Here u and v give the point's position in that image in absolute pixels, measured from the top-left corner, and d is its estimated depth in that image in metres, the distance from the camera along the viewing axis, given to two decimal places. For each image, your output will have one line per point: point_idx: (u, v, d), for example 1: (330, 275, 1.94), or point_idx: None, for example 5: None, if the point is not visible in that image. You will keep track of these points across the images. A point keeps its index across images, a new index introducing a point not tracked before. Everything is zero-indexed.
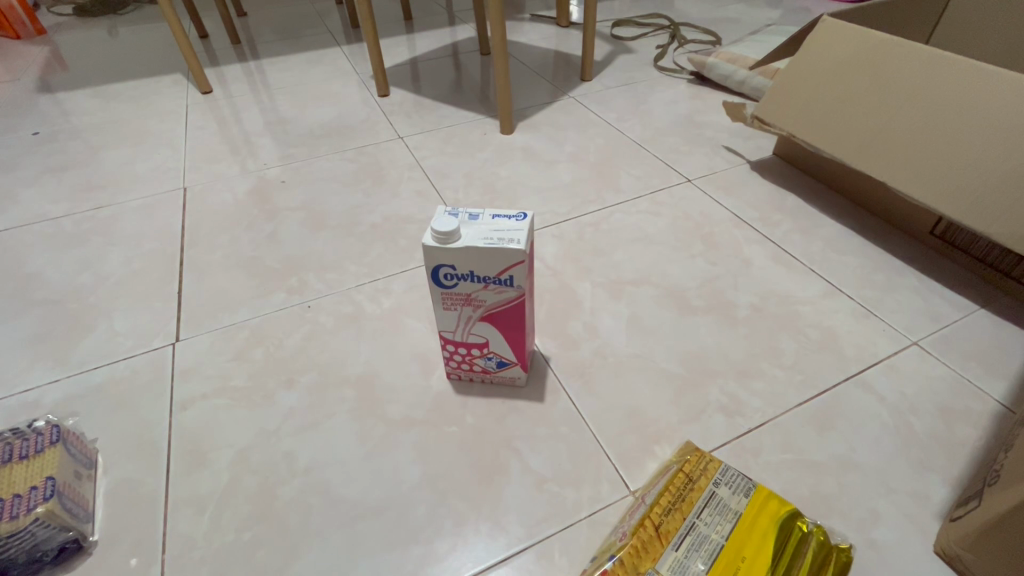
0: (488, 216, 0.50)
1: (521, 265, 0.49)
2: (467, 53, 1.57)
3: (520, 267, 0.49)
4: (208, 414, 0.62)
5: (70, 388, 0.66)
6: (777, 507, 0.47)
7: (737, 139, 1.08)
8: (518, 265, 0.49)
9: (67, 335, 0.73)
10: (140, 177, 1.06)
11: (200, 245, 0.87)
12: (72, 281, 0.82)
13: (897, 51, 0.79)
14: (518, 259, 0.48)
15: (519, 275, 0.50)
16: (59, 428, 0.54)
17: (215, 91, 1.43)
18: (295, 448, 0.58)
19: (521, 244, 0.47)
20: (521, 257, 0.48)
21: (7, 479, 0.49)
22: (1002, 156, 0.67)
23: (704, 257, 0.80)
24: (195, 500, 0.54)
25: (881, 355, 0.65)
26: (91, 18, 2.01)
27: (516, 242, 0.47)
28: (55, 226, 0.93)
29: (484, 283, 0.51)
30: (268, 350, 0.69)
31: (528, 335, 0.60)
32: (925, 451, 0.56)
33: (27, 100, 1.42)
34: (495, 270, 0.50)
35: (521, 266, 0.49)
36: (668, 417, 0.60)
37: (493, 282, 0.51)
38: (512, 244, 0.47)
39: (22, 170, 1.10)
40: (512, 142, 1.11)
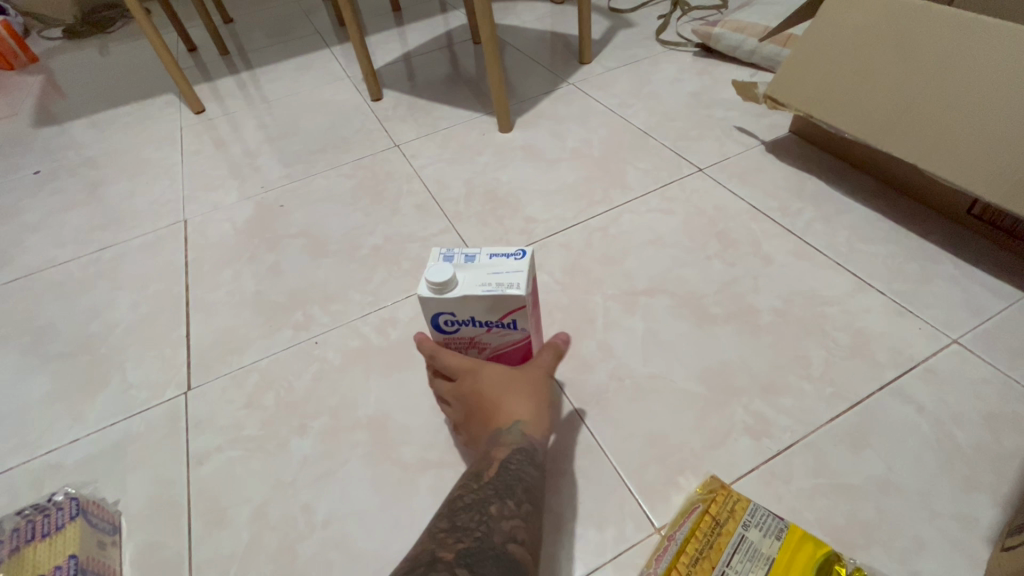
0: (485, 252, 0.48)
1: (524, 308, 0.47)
2: (460, 43, 1.51)
3: (520, 309, 0.46)
4: (224, 468, 0.62)
5: (90, 447, 0.66)
6: (813, 549, 0.44)
7: (750, 117, 1.02)
8: (522, 310, 0.46)
9: (83, 391, 0.73)
10: (141, 213, 1.05)
11: (204, 282, 0.87)
12: (83, 331, 0.82)
13: (921, 17, 0.72)
14: (520, 305, 0.46)
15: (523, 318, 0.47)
16: (78, 500, 0.55)
17: (207, 110, 1.40)
18: (312, 500, 0.58)
19: (521, 289, 0.44)
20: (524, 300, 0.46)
21: (32, 560, 0.50)
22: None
23: (720, 258, 0.76)
24: (218, 561, 0.54)
25: (918, 358, 0.61)
26: (81, 39, 1.99)
27: (513, 286, 0.44)
28: (63, 273, 0.93)
29: (486, 327, 0.49)
30: (279, 394, 0.68)
31: None
32: (971, 466, 0.52)
33: (27, 136, 1.42)
34: (496, 315, 0.47)
35: (521, 308, 0.46)
36: (692, 442, 0.57)
37: (495, 326, 0.48)
38: (513, 289, 0.44)
39: (26, 214, 1.10)
40: (512, 141, 1.07)
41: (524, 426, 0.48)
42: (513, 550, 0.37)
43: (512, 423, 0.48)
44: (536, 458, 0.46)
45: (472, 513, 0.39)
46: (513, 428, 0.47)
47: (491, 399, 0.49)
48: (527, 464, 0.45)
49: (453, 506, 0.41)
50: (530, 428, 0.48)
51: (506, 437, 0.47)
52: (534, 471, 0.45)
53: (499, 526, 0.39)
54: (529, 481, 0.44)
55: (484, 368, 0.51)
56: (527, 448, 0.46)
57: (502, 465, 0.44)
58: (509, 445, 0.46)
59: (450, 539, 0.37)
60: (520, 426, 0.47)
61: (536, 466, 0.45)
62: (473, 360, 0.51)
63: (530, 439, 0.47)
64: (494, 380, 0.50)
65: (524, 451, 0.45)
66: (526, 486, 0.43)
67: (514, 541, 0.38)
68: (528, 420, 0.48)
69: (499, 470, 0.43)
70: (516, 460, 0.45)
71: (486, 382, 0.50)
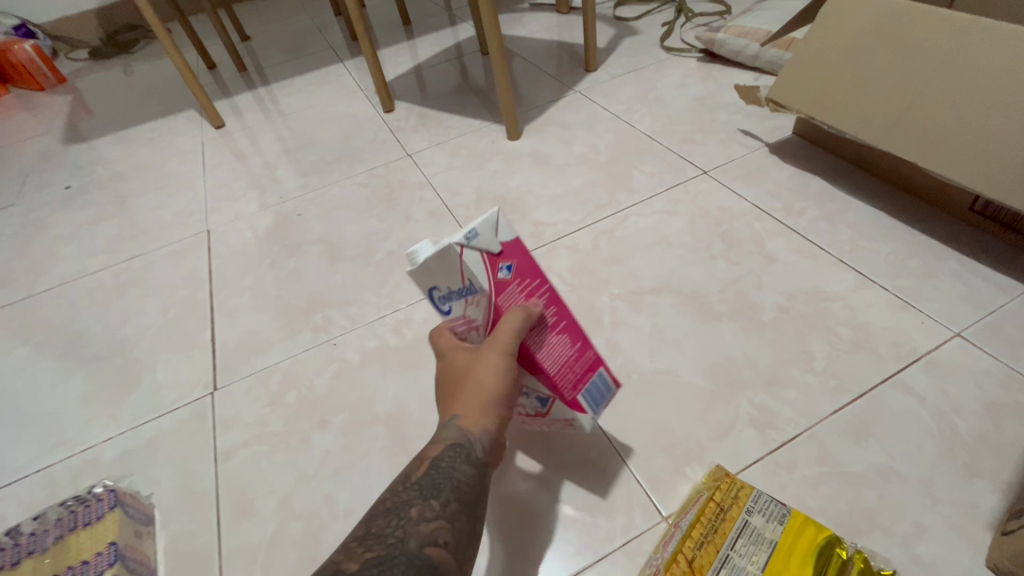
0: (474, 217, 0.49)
1: (485, 261, 0.45)
2: (469, 55, 1.55)
3: (478, 261, 0.45)
4: (250, 462, 0.65)
5: (124, 444, 0.70)
6: (814, 533, 0.45)
7: (753, 120, 1.04)
8: (482, 261, 0.45)
9: (116, 391, 0.77)
10: (166, 223, 1.10)
11: (228, 288, 0.91)
12: (115, 335, 0.86)
13: (920, 20, 0.74)
14: (474, 254, 0.44)
15: (488, 273, 0.46)
16: (116, 492, 0.58)
17: (227, 124, 1.46)
18: (333, 492, 0.61)
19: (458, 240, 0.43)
20: (479, 248, 0.44)
21: (76, 546, 0.53)
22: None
23: (725, 257, 0.78)
24: (247, 549, 0.57)
25: (920, 351, 0.62)
26: (106, 60, 2.07)
27: (459, 232, 0.44)
28: (94, 282, 0.98)
29: (462, 299, 0.47)
30: (301, 392, 0.71)
31: (557, 359, 0.49)
32: (972, 454, 0.53)
33: (57, 153, 1.49)
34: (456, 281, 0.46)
35: (479, 260, 0.45)
36: (698, 435, 0.59)
37: (465, 295, 0.47)
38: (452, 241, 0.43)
39: (59, 227, 1.15)
40: (521, 148, 1.10)
41: (463, 421, 0.46)
42: (430, 553, 0.36)
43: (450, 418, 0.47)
44: (469, 456, 0.44)
45: (390, 518, 0.38)
46: (449, 424, 0.46)
47: (444, 390, 0.49)
48: (458, 460, 0.43)
49: (374, 511, 0.39)
50: (469, 423, 0.46)
51: (441, 437, 0.46)
52: (467, 468, 0.43)
53: (412, 531, 0.37)
54: (458, 479, 0.42)
55: (450, 353, 0.51)
56: (462, 446, 0.45)
57: (431, 465, 0.43)
58: (442, 443, 0.45)
59: (360, 548, 0.36)
60: (456, 422, 0.46)
61: (471, 463, 0.44)
62: (444, 343, 0.51)
63: (466, 435, 0.45)
64: (451, 368, 0.50)
65: (457, 448, 0.44)
66: (455, 486, 0.42)
67: (433, 544, 0.37)
68: (468, 413, 0.46)
69: (428, 472, 0.42)
70: (446, 457, 0.43)
71: (445, 367, 0.50)
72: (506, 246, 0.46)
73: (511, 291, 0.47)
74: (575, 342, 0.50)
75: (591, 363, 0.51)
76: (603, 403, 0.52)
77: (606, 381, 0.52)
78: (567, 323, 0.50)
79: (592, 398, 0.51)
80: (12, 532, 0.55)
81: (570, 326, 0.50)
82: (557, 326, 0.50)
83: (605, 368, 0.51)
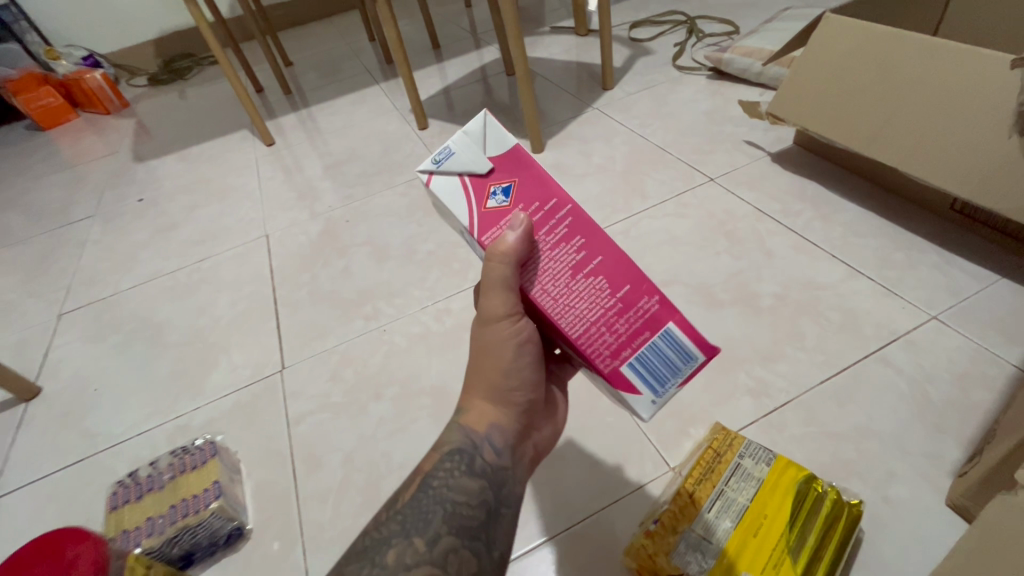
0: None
1: (468, 183, 0.41)
2: (494, 76, 1.69)
3: (456, 185, 0.41)
4: (317, 426, 0.76)
5: (210, 412, 0.82)
6: (795, 472, 0.55)
7: (757, 132, 1.13)
8: (464, 185, 0.41)
9: (199, 370, 0.90)
10: (229, 230, 1.24)
11: (288, 284, 1.03)
12: (194, 325, 0.99)
13: (899, 42, 0.83)
14: (449, 177, 0.41)
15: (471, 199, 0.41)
16: (214, 443, 0.70)
17: (277, 142, 1.61)
18: (390, 449, 0.72)
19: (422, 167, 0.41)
20: (455, 168, 0.40)
21: (187, 484, 0.65)
22: (994, 135, 0.72)
23: (728, 253, 0.87)
24: (319, 494, 0.69)
25: (900, 331, 0.71)
26: (163, 85, 2.27)
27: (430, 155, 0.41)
28: (172, 280, 1.12)
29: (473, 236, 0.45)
30: (357, 370, 0.83)
31: (573, 315, 0.41)
32: (941, 416, 0.62)
33: (127, 170, 1.66)
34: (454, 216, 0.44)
35: (460, 182, 0.41)
36: (702, 402, 0.68)
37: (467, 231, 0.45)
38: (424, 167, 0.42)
39: (136, 234, 1.31)
40: (544, 160, 1.21)
41: (467, 419, 0.45)
42: None
43: (453, 420, 0.45)
44: (469, 466, 0.42)
45: (365, 563, 0.35)
46: (452, 427, 0.45)
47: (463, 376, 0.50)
48: (456, 473, 0.42)
49: (349, 553, 0.36)
50: (472, 418, 0.45)
51: (440, 444, 0.44)
52: (465, 482, 0.41)
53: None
54: (454, 499, 0.40)
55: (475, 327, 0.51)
56: (460, 454, 0.43)
57: (423, 484, 0.41)
58: (440, 453, 0.43)
59: None
60: (458, 422, 0.45)
61: (470, 474, 0.42)
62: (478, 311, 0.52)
63: (468, 439, 0.44)
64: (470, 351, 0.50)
65: (456, 457, 0.43)
66: (448, 511, 0.39)
67: None
68: (472, 409, 0.45)
69: (417, 494, 0.40)
70: (442, 471, 0.42)
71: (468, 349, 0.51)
72: (498, 164, 0.40)
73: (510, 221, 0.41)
74: (618, 290, 0.40)
75: (650, 318, 0.41)
76: (671, 382, 0.42)
77: (681, 343, 0.41)
78: (605, 262, 0.40)
79: (649, 368, 0.41)
80: (134, 474, 0.68)
81: (609, 264, 0.40)
82: (586, 266, 0.40)
83: (676, 325, 0.41)
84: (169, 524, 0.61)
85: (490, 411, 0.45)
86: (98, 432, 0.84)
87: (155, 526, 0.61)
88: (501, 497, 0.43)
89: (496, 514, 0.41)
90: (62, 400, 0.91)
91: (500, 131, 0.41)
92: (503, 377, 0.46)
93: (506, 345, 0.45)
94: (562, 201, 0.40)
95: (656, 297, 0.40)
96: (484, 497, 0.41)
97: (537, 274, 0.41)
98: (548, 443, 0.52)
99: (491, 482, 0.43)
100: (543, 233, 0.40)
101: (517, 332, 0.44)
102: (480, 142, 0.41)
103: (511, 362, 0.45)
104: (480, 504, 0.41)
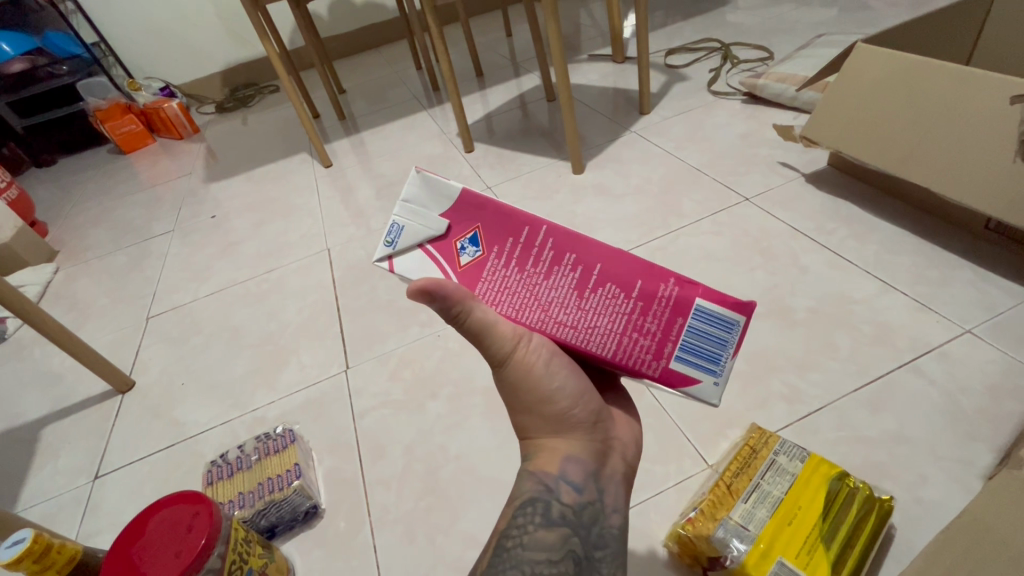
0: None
1: (433, 251, 0.38)
2: (535, 102, 1.79)
3: (421, 258, 0.38)
4: (380, 421, 0.84)
5: (283, 406, 0.91)
6: (827, 469, 0.59)
7: (792, 154, 1.18)
8: (429, 255, 0.38)
9: (272, 369, 1.00)
10: (294, 244, 1.36)
11: (349, 293, 1.13)
12: (266, 329, 1.10)
13: (927, 71, 0.87)
14: (410, 254, 0.38)
15: (443, 264, 0.38)
16: (292, 432, 0.80)
17: (334, 164, 1.74)
18: (447, 442, 0.79)
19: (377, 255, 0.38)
20: (413, 242, 0.38)
21: (272, 465, 0.75)
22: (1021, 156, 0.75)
23: (764, 268, 0.92)
24: (384, 480, 0.76)
25: (933, 344, 0.74)
26: (228, 112, 2.47)
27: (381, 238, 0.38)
28: (244, 289, 1.24)
29: None
30: (414, 370, 0.91)
31: (596, 328, 0.41)
32: (974, 424, 0.65)
33: (199, 190, 1.82)
34: None
35: (425, 253, 0.38)
36: (739, 406, 0.72)
37: None
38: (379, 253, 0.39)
39: (210, 248, 1.44)
40: (584, 181, 1.28)
41: (537, 466, 0.45)
42: None
43: (527, 466, 0.46)
44: (544, 518, 0.44)
45: None
46: (527, 474, 0.46)
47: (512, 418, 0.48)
48: (533, 528, 0.43)
49: None
50: (541, 463, 0.45)
51: (515, 496, 0.46)
52: (544, 534, 0.43)
53: None
54: (533, 556, 0.42)
55: None
56: (535, 504, 0.44)
57: (501, 547, 0.43)
58: (517, 505, 0.45)
59: None
60: (529, 471, 0.46)
61: (547, 526, 0.43)
62: None
63: (541, 487, 0.45)
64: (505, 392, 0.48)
65: (531, 510, 0.44)
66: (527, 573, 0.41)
67: None
68: (539, 454, 0.46)
69: (496, 559, 0.43)
70: (519, 527, 0.44)
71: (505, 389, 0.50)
72: (453, 218, 0.38)
73: (493, 266, 0.39)
74: (631, 290, 0.40)
75: (676, 303, 0.40)
76: (725, 355, 0.41)
77: (715, 314, 0.41)
78: (607, 268, 0.40)
79: (693, 352, 0.41)
80: (225, 456, 0.79)
81: (610, 268, 0.40)
82: (590, 281, 0.40)
83: (704, 299, 0.40)
84: (258, 498, 0.71)
85: (558, 446, 0.45)
86: (186, 421, 0.95)
87: (246, 499, 0.71)
88: (590, 541, 0.44)
89: (585, 561, 0.43)
90: (153, 392, 1.03)
91: (438, 185, 0.38)
92: (551, 407, 0.44)
93: (541, 376, 0.42)
94: (536, 225, 0.39)
95: (671, 281, 0.40)
96: (566, 548, 0.43)
97: (544, 307, 0.40)
98: (632, 449, 0.49)
99: (575, 526, 0.44)
100: (532, 266, 0.39)
101: (543, 359, 0.42)
102: (424, 201, 0.38)
103: (554, 389, 0.43)
104: (564, 556, 0.43)
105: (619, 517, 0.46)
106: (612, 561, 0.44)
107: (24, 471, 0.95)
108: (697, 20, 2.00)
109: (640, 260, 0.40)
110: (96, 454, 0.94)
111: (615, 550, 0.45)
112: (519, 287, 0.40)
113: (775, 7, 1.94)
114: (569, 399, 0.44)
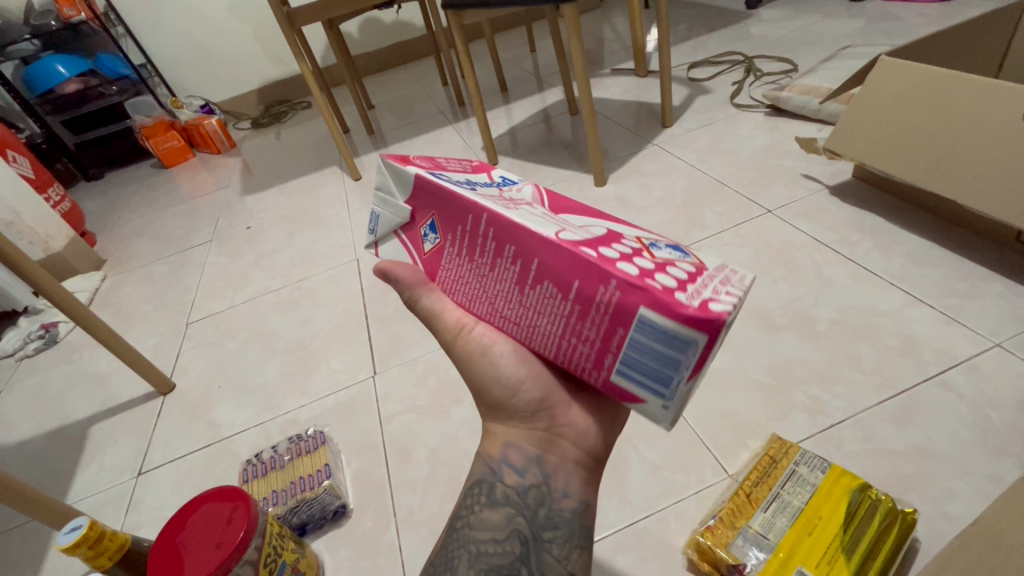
0: (423, 160, 0.44)
1: (404, 237, 0.42)
2: (558, 116, 1.82)
3: (396, 244, 0.43)
4: (405, 425, 0.87)
5: (312, 410, 0.95)
6: (849, 481, 0.60)
7: (816, 166, 1.18)
8: (402, 241, 0.43)
9: (303, 375, 1.04)
10: (323, 254, 1.41)
11: (376, 301, 1.17)
12: (297, 335, 1.15)
13: (953, 85, 0.86)
14: (389, 240, 0.43)
15: (412, 250, 0.42)
16: (322, 434, 0.84)
17: (362, 177, 1.80)
18: (470, 446, 0.81)
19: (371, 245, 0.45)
20: (386, 229, 0.43)
21: (304, 465, 0.79)
22: None
23: (786, 280, 0.92)
24: (409, 482, 0.79)
25: (962, 357, 0.73)
26: (263, 127, 2.58)
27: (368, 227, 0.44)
28: (277, 297, 1.29)
29: None
30: (439, 377, 0.94)
31: (538, 328, 0.37)
32: (1003, 440, 0.64)
33: (235, 203, 1.90)
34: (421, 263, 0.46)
35: (399, 240, 0.43)
36: (759, 417, 0.73)
37: None
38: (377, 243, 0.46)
39: (245, 257, 1.51)
40: (607, 193, 1.30)
41: (484, 450, 0.49)
42: None
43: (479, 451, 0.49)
44: (488, 498, 0.48)
45: None
46: (479, 459, 0.49)
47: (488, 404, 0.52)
48: (481, 508, 0.47)
49: None
50: (489, 446, 0.49)
51: (469, 478, 0.50)
52: (488, 513, 0.47)
53: None
54: (479, 532, 0.46)
55: None
56: (481, 486, 0.48)
57: (453, 526, 0.48)
58: (469, 484, 0.49)
59: None
60: (479, 455, 0.49)
61: (492, 506, 0.47)
62: None
63: (486, 470, 0.48)
64: None
65: (479, 490, 0.48)
66: (473, 551, 0.45)
67: None
68: (487, 439, 0.49)
69: (450, 537, 0.47)
70: (470, 505, 0.48)
71: None
72: (414, 205, 0.40)
73: (450, 254, 0.40)
74: (569, 290, 0.34)
75: (615, 310, 0.33)
76: (677, 378, 0.32)
77: (663, 329, 0.31)
78: (545, 263, 0.35)
79: (639, 368, 0.33)
80: (259, 456, 0.83)
81: (546, 262, 0.35)
82: (528, 277, 0.36)
83: (648, 308, 0.32)
84: (291, 496, 0.74)
85: (503, 433, 0.49)
86: (221, 423, 0.99)
87: (280, 497, 0.74)
88: (537, 522, 0.46)
89: (533, 541, 0.45)
90: (191, 395, 1.08)
91: (400, 172, 0.40)
92: (491, 396, 0.47)
93: (484, 369, 0.46)
94: (478, 211, 0.37)
95: (612, 283, 0.33)
96: (509, 526, 0.46)
97: (491, 300, 0.39)
98: (593, 436, 0.48)
99: (520, 507, 0.46)
100: (479, 256, 0.38)
101: (482, 346, 0.45)
102: (389, 188, 0.41)
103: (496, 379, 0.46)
104: (509, 535, 0.46)
105: (570, 501, 0.47)
106: (563, 542, 0.46)
107: (73, 468, 1.00)
108: (721, 33, 2.01)
109: (581, 255, 0.34)
110: (139, 452, 0.99)
111: (567, 532, 0.46)
112: (471, 278, 0.40)
113: (800, 19, 1.93)
114: (506, 389, 0.46)
